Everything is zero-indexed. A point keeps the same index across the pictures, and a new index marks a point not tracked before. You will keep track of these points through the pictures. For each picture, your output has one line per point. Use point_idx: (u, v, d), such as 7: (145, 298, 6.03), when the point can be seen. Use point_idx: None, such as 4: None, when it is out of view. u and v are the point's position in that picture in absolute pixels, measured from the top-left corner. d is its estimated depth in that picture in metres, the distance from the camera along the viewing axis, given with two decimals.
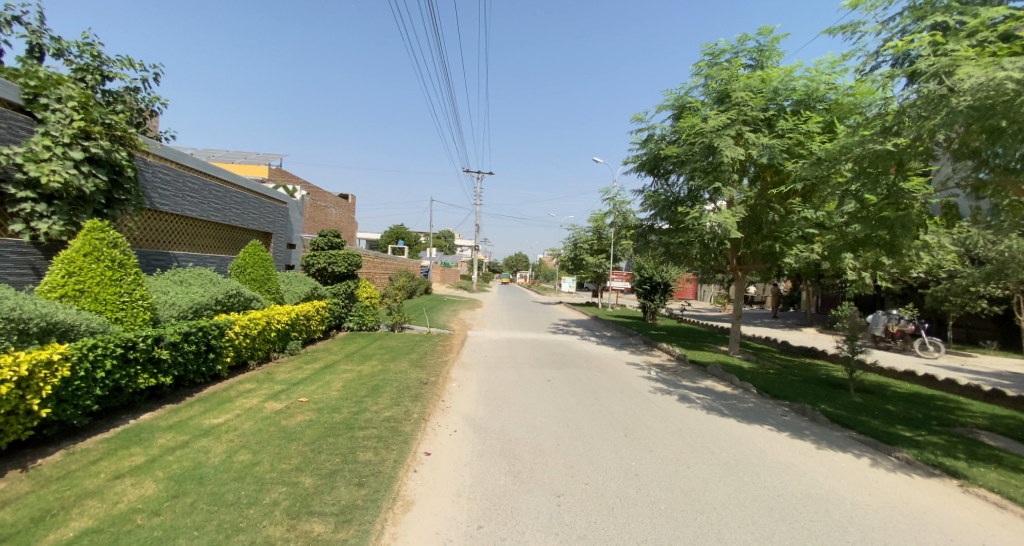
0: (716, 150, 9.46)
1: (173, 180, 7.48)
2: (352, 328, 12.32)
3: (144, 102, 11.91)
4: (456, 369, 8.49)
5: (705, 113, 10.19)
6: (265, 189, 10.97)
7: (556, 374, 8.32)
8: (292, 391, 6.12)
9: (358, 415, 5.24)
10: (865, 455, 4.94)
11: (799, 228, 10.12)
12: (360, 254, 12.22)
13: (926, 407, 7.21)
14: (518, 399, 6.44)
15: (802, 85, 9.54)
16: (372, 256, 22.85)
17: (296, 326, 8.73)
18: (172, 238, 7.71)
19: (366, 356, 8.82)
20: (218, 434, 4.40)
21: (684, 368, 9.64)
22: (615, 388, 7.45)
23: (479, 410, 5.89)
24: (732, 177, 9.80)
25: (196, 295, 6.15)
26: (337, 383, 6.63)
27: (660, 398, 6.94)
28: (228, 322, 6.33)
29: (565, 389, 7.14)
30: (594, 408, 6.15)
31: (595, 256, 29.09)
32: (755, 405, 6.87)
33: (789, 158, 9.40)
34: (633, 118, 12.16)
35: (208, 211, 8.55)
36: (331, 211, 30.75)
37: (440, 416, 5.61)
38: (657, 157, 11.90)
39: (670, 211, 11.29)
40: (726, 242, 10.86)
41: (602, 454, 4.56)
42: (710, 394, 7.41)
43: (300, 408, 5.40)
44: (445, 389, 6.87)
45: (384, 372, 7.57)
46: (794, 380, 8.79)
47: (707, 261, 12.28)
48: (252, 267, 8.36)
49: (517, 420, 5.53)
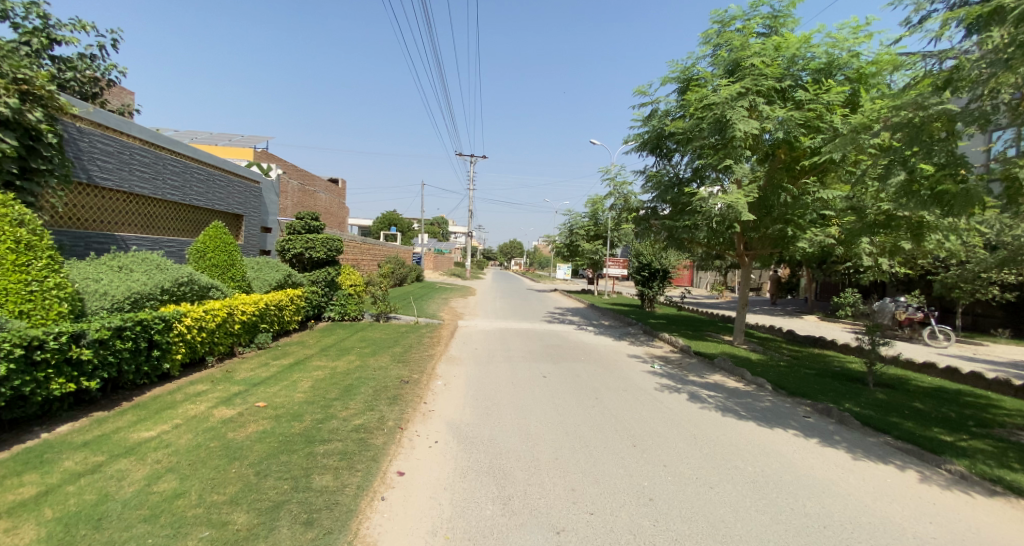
0: (728, 124, 8.61)
1: (116, 152, 6.61)
2: (334, 318, 11.55)
3: (100, 70, 10.86)
4: (444, 364, 7.75)
5: (715, 84, 9.32)
6: (234, 166, 10.01)
7: (552, 369, 7.61)
8: (250, 393, 5.33)
9: (322, 424, 4.48)
10: (911, 468, 4.23)
11: (814, 210, 9.37)
12: (341, 238, 11.37)
13: (957, 405, 6.57)
14: (511, 401, 5.72)
15: (822, 52, 8.68)
16: (360, 242, 21.90)
17: (265, 317, 7.93)
18: (115, 217, 6.82)
19: (343, 350, 8.00)
20: (143, 454, 3.63)
21: (689, 360, 8.97)
22: (618, 385, 6.74)
23: (467, 414, 5.17)
24: (744, 154, 8.89)
25: (134, 284, 5.28)
26: (305, 383, 5.86)
27: (668, 397, 6.25)
28: (176, 314, 5.49)
29: (564, 387, 6.44)
30: (596, 410, 5.47)
31: (592, 241, 28.35)
32: (772, 404, 6.18)
33: (807, 133, 8.62)
34: (635, 91, 11.32)
35: (163, 187, 7.67)
36: (319, 195, 29.67)
37: (421, 422, 4.87)
38: (661, 135, 11.09)
39: (675, 193, 10.47)
40: (736, 226, 9.82)
41: (608, 471, 3.85)
42: (722, 392, 6.72)
43: (254, 415, 4.62)
44: (429, 389, 6.13)
45: (360, 369, 6.77)
46: (808, 374, 8.14)
47: (713, 247, 11.55)
48: (213, 252, 7.47)
49: (509, 427, 4.81)
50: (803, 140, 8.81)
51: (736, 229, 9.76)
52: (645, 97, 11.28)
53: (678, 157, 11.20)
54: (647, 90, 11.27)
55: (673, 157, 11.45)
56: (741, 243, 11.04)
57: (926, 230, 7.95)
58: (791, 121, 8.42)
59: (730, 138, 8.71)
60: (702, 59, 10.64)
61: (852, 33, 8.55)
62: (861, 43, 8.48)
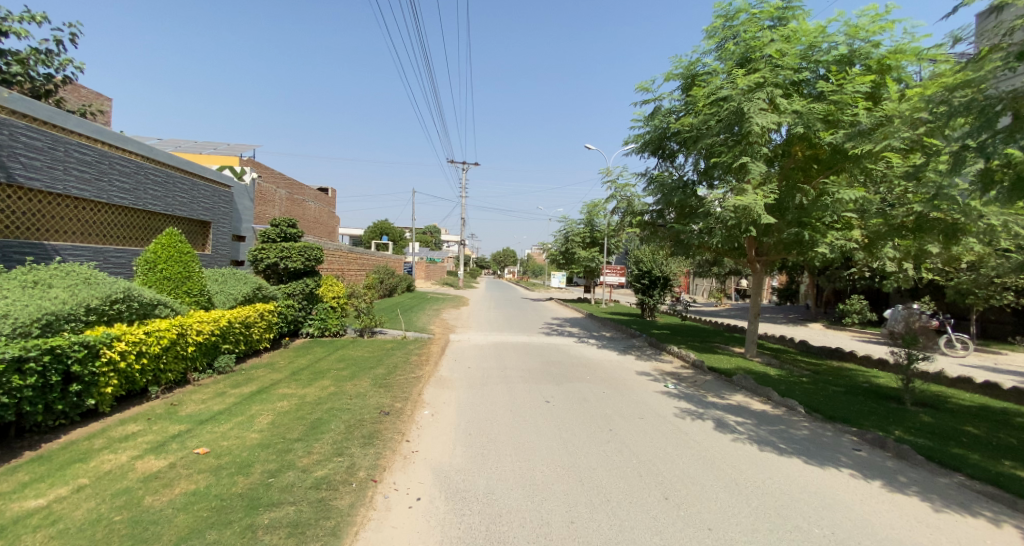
0: (743, 118, 7.81)
1: (46, 147, 5.69)
2: (313, 334, 10.58)
3: (54, 64, 9.92)
4: (432, 388, 6.81)
5: (725, 77, 8.58)
6: (199, 168, 9.07)
7: (556, 392, 6.72)
8: (192, 434, 4.36)
9: (272, 479, 3.53)
10: (1010, 522, 3.39)
11: (835, 212, 8.46)
12: (321, 247, 10.45)
13: (1016, 429, 5.76)
14: (511, 436, 4.83)
15: (841, 42, 8.02)
16: (346, 251, 20.88)
17: (227, 337, 6.97)
18: (45, 223, 5.89)
19: (317, 374, 7.00)
20: (14, 537, 2.66)
21: (704, 378, 8.11)
22: (632, 411, 5.87)
23: (457, 457, 4.26)
24: (762, 151, 8.01)
25: (49, 303, 4.32)
26: (264, 418, 4.90)
27: (692, 426, 5.37)
28: (104, 339, 4.54)
29: (571, 416, 5.56)
30: (613, 447, 4.58)
31: (588, 249, 27.53)
32: (811, 432, 5.33)
33: (827, 128, 7.88)
34: (637, 88, 10.58)
35: (108, 190, 6.72)
36: (308, 203, 28.66)
37: (401, 470, 3.94)
38: (664, 135, 10.37)
39: (682, 195, 9.63)
40: (751, 231, 8.84)
41: (640, 541, 2.95)
42: (751, 417, 5.86)
43: (188, 468, 3.65)
44: (413, 421, 5.21)
45: (334, 397, 5.80)
46: (838, 392, 7.29)
47: (722, 253, 10.76)
48: (165, 264, 6.52)
49: (511, 475, 3.91)
50: (823, 136, 8.07)
51: (750, 233, 8.95)
52: (647, 93, 10.54)
53: (683, 158, 10.53)
54: (649, 86, 10.51)
55: (677, 158, 10.75)
56: (753, 248, 10.24)
57: (962, 235, 7.27)
58: (810, 113, 7.68)
59: (745, 134, 7.92)
60: (708, 53, 9.97)
61: (872, 21, 7.90)
62: (881, 31, 7.83)
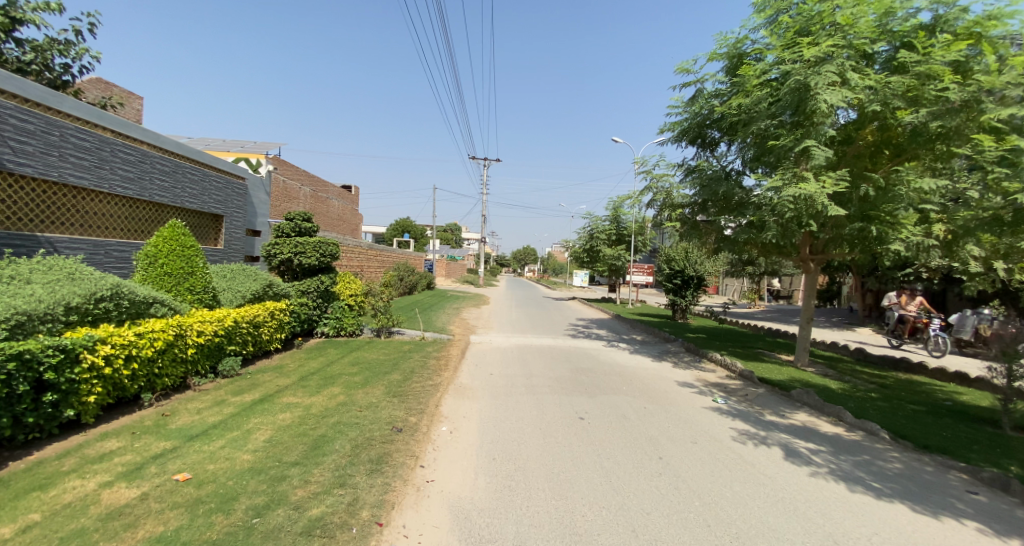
0: (807, 96, 6.85)
1: (39, 131, 5.26)
2: (328, 333, 10.12)
3: (70, 53, 9.69)
4: (451, 398, 6.13)
5: (781, 51, 7.62)
6: (210, 158, 8.64)
7: (590, 407, 5.93)
8: (177, 454, 3.78)
9: (257, 521, 2.89)
10: None
11: (910, 203, 7.37)
12: (337, 242, 9.92)
13: None
14: (543, 465, 4.07)
15: (923, 7, 6.95)
16: (365, 248, 20.58)
17: (233, 337, 6.48)
18: (41, 213, 5.48)
19: (327, 380, 6.42)
20: None
21: (757, 392, 7.15)
22: (682, 433, 5.03)
23: (480, 490, 3.56)
24: (826, 132, 7.00)
25: (21, 301, 3.79)
26: (262, 434, 4.32)
27: (759, 455, 4.50)
28: (85, 342, 4.01)
29: (611, 439, 4.78)
30: (667, 484, 3.77)
31: (614, 246, 26.53)
32: (909, 467, 4.38)
33: (906, 108, 6.85)
34: (676, 70, 9.68)
35: (110, 179, 6.30)
36: (331, 201, 28.61)
37: (412, 508, 3.26)
38: (705, 121, 9.45)
39: (727, 186, 8.66)
40: (809, 226, 7.84)
41: None
42: (825, 444, 4.94)
43: (160, 502, 3.05)
44: (430, 441, 4.52)
45: (342, 409, 5.18)
46: (920, 412, 6.26)
47: (770, 250, 9.74)
48: (166, 258, 6.04)
49: (547, 521, 3.15)
50: (900, 115, 7.01)
51: (808, 229, 7.93)
52: (688, 75, 9.61)
53: (726, 147, 9.60)
54: (690, 68, 9.57)
55: (719, 147, 9.81)
56: (807, 246, 9.20)
57: None
58: (888, 89, 6.71)
59: (809, 113, 6.95)
60: (757, 29, 8.99)
61: None
62: None
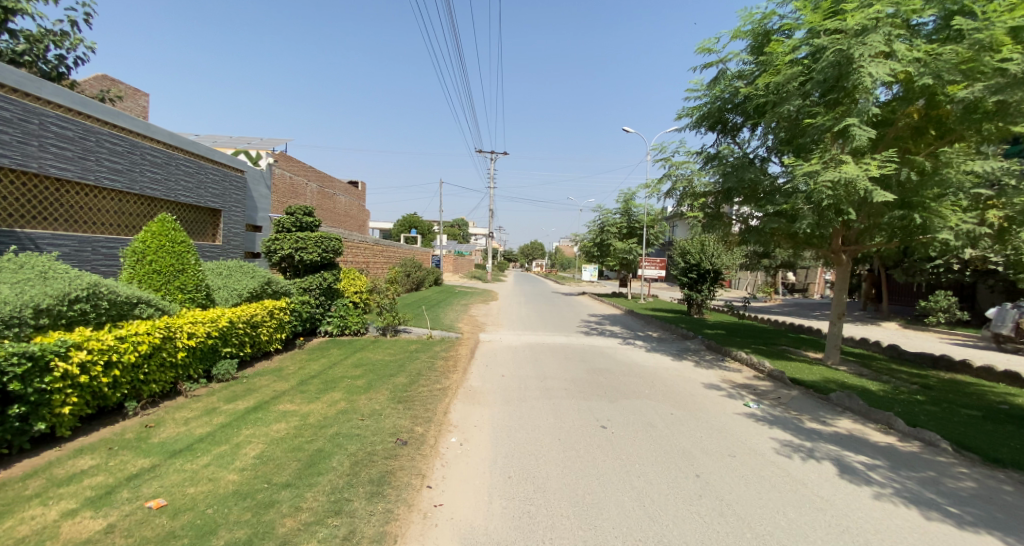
0: (848, 70, 6.24)
1: (16, 119, 4.85)
2: (331, 332, 9.71)
3: (65, 43, 9.36)
4: (460, 404, 5.69)
5: (816, 23, 7.00)
6: (205, 149, 8.24)
7: (612, 414, 5.44)
8: (155, 475, 3.36)
9: None
10: None
11: (958, 188, 6.74)
12: (340, 237, 9.47)
13: None
14: (565, 485, 3.59)
15: None
16: (371, 244, 20.18)
17: (228, 339, 6.08)
18: (20, 207, 5.09)
19: (328, 384, 5.99)
20: None
21: (792, 395, 6.60)
22: (718, 445, 4.52)
23: (495, 517, 3.09)
24: (868, 110, 6.40)
25: None
26: (252, 448, 3.90)
27: (811, 473, 3.96)
28: (56, 348, 3.58)
29: (639, 451, 4.29)
30: (709, 510, 3.27)
31: (625, 240, 25.82)
32: (985, 486, 3.83)
33: (960, 81, 6.20)
34: (696, 49, 9.07)
35: (95, 170, 5.89)
36: (337, 197, 28.24)
37: (417, 540, 2.80)
38: (727, 105, 8.85)
39: (753, 172, 8.06)
40: (846, 214, 7.23)
41: None
42: (881, 457, 4.39)
43: (127, 536, 2.61)
44: (437, 457, 4.06)
45: (343, 418, 4.74)
46: (976, 418, 5.68)
47: (798, 241, 9.12)
48: (155, 255, 5.62)
49: None
50: (951, 90, 6.38)
51: (843, 217, 7.32)
52: (710, 55, 8.99)
53: (749, 132, 9.00)
54: (711, 47, 8.96)
55: (742, 133, 9.22)
56: (840, 236, 8.58)
57: None
58: (940, 60, 6.11)
59: (849, 88, 6.38)
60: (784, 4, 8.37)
61: None
62: None
